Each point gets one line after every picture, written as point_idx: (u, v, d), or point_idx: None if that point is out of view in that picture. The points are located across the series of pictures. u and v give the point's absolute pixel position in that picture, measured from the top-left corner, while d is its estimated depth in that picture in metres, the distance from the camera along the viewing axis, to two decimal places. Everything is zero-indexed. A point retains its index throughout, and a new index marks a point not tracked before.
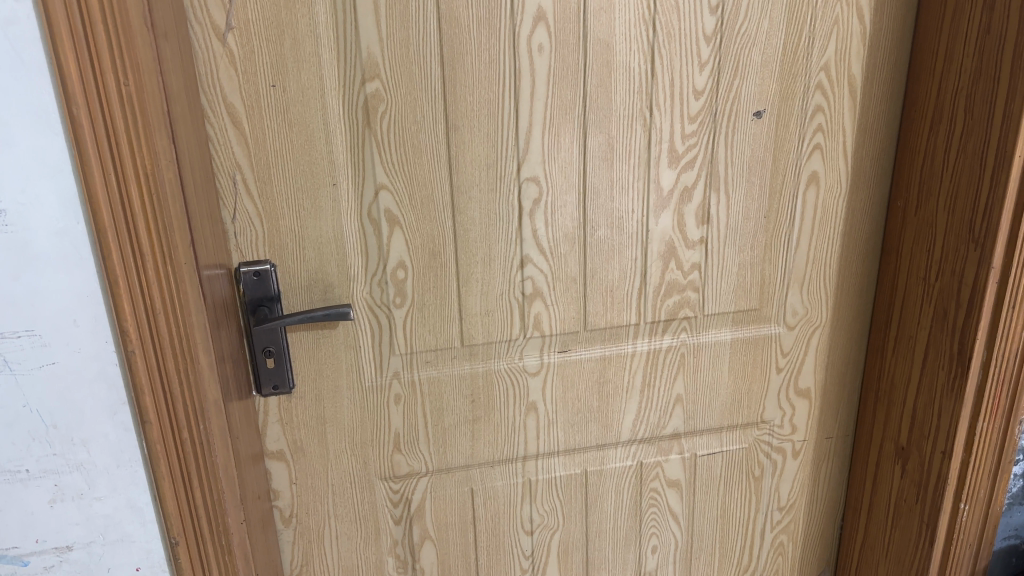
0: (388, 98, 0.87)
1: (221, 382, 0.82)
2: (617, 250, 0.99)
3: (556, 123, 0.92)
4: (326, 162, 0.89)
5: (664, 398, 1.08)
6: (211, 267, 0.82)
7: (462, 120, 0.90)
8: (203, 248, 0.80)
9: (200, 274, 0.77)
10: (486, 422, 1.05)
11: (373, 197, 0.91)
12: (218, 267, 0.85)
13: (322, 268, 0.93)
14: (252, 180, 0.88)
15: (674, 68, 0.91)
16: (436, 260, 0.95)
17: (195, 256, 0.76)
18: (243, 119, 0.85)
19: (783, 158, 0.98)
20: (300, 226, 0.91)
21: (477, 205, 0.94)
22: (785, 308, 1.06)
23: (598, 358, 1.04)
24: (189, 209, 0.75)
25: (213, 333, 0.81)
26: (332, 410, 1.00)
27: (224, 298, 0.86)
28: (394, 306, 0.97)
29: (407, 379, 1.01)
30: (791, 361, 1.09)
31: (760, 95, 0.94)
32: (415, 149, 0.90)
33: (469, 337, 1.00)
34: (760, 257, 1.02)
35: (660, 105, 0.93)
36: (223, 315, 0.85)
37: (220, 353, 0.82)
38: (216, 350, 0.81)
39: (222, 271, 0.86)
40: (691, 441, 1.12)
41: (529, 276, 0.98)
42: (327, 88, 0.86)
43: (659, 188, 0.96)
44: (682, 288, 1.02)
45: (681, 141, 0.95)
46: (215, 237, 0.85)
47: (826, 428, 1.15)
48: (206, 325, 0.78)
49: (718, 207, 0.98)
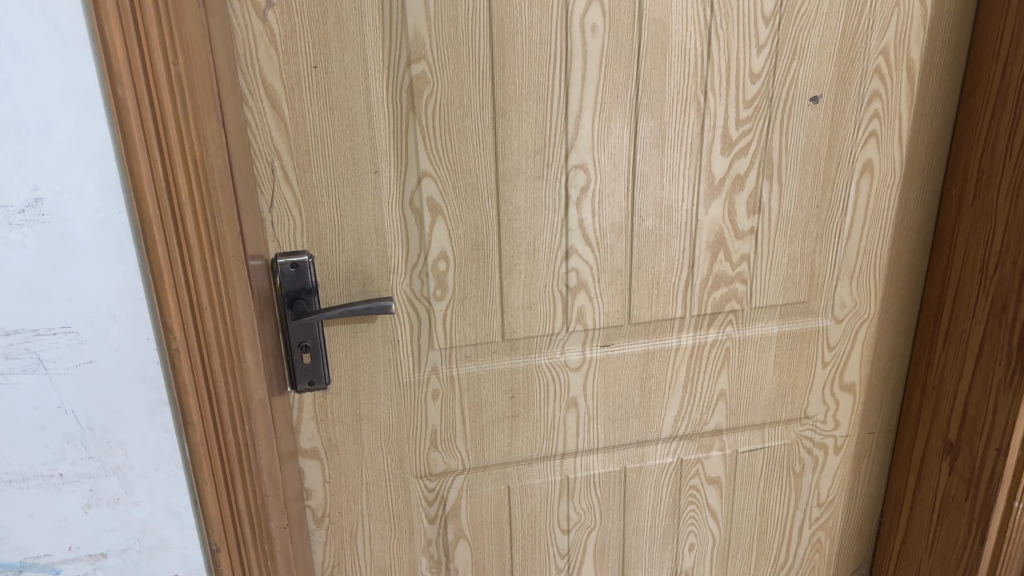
0: (434, 81, 0.83)
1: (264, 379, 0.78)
2: (665, 241, 0.95)
3: (607, 107, 0.87)
4: (368, 148, 0.84)
5: (708, 393, 1.05)
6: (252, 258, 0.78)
7: (510, 104, 0.85)
8: (246, 237, 0.75)
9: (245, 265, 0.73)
10: (525, 418, 1.01)
11: (415, 184, 0.87)
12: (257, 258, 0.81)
13: (361, 258, 0.89)
14: (291, 166, 0.83)
15: (731, 50, 0.87)
16: (479, 251, 0.91)
17: (242, 248, 0.72)
18: (282, 102, 0.81)
19: (837, 145, 0.94)
20: (340, 215, 0.87)
21: (523, 193, 0.90)
22: (833, 301, 1.02)
23: (642, 353, 1.01)
24: (236, 198, 0.71)
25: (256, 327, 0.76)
26: (368, 407, 0.96)
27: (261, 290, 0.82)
28: (434, 299, 0.93)
29: (445, 374, 0.97)
30: (837, 355, 1.06)
31: (817, 80, 0.91)
32: (460, 134, 0.86)
33: (510, 331, 0.96)
34: (810, 248, 0.99)
35: (714, 89, 0.89)
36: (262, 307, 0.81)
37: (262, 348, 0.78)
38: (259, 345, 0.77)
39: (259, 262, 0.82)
40: (733, 437, 1.08)
41: (573, 267, 0.94)
42: (371, 69, 0.82)
43: (710, 176, 0.93)
44: (730, 280, 0.99)
45: (734, 127, 0.91)
46: (254, 226, 0.80)
47: (868, 423, 1.12)
48: (250, 320, 0.74)
49: (770, 196, 0.95)
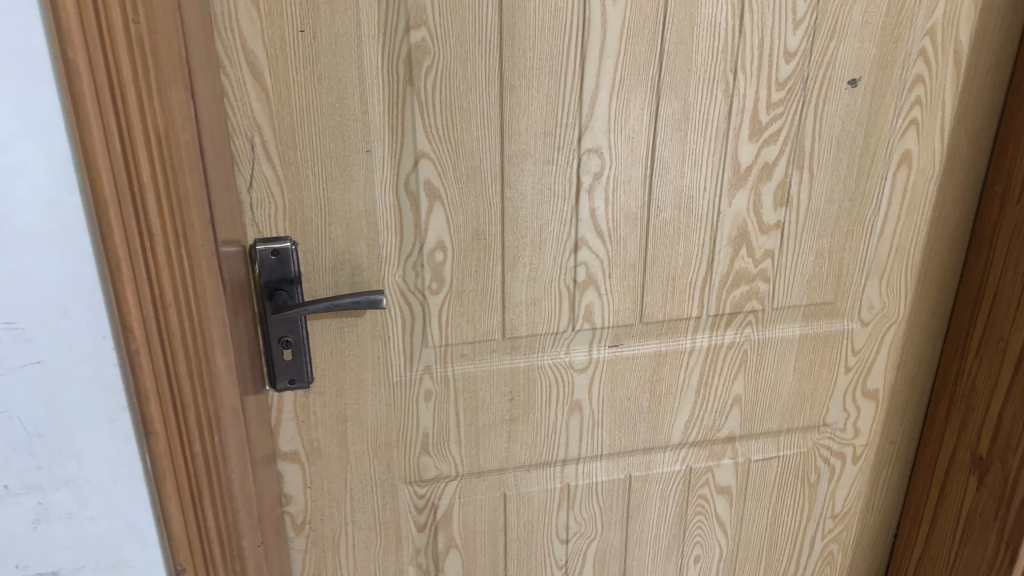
0: (435, 51, 0.74)
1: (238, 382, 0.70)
2: (684, 234, 0.87)
3: (627, 84, 0.79)
4: (360, 125, 0.76)
5: (722, 398, 0.97)
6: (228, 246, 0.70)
7: (519, 79, 0.77)
8: (219, 222, 0.67)
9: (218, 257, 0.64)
10: (525, 422, 0.93)
11: (411, 166, 0.79)
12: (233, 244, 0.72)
13: (350, 247, 0.81)
14: (273, 142, 0.75)
15: (765, 25, 0.79)
16: (480, 241, 0.83)
17: (214, 237, 0.63)
18: (264, 69, 0.72)
19: (875, 134, 0.86)
20: (327, 198, 0.78)
21: (530, 179, 0.81)
22: (861, 302, 0.95)
23: (653, 354, 0.93)
24: (207, 180, 0.62)
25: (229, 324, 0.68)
26: (355, 408, 0.88)
27: (237, 278, 0.74)
28: (429, 293, 0.85)
29: (439, 374, 0.89)
30: (861, 360, 0.99)
31: (857, 61, 0.83)
32: (462, 111, 0.77)
33: (512, 328, 0.88)
34: (838, 245, 0.91)
35: (745, 68, 0.80)
36: (237, 299, 0.73)
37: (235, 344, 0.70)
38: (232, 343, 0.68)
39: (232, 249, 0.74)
40: (746, 444, 1.01)
41: (583, 261, 0.86)
42: (364, 36, 0.73)
43: (736, 164, 0.84)
44: (752, 278, 0.91)
45: (764, 111, 0.82)
46: (229, 210, 0.72)
47: (890, 431, 1.05)
48: (221, 318, 0.65)
49: (799, 187, 0.87)
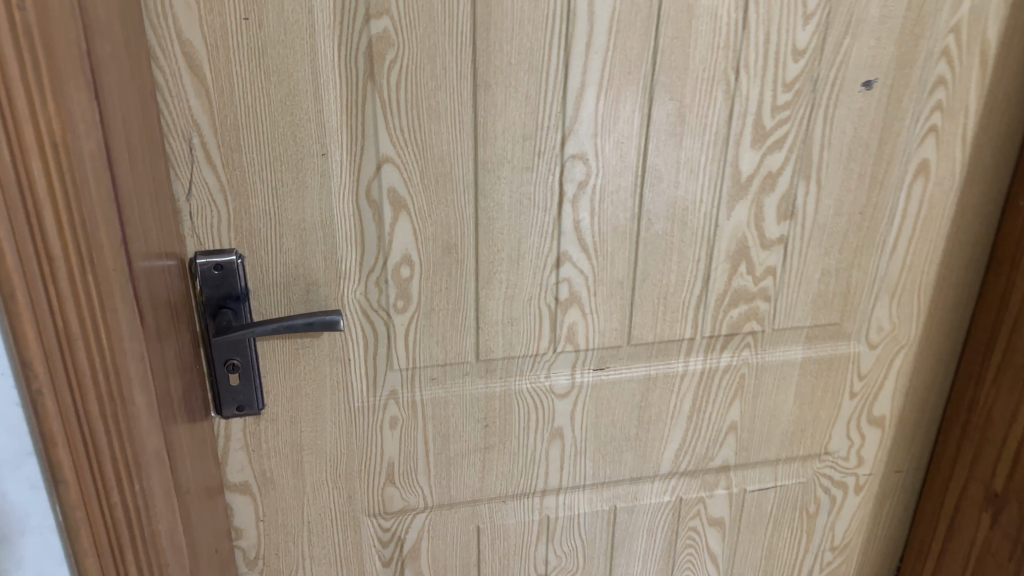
0: (399, 43, 0.66)
1: (162, 419, 0.61)
2: (677, 249, 0.79)
3: (616, 83, 0.70)
4: (314, 124, 0.67)
5: (716, 425, 0.89)
6: (154, 263, 0.61)
7: (495, 76, 0.68)
8: (141, 238, 0.58)
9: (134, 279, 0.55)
10: (500, 451, 0.85)
11: (373, 172, 0.70)
12: (164, 257, 0.64)
13: (304, 260, 0.72)
14: (214, 144, 0.66)
15: (772, 19, 0.70)
16: (451, 255, 0.75)
17: (129, 256, 0.54)
18: (204, 61, 0.63)
19: (890, 141, 0.78)
20: (277, 207, 0.70)
21: (507, 187, 0.73)
22: (869, 324, 0.87)
23: (642, 379, 0.84)
24: (119, 192, 0.53)
25: (153, 349, 0.59)
26: (311, 435, 0.80)
27: (172, 296, 0.66)
28: (394, 311, 0.76)
29: (406, 399, 0.81)
30: (868, 385, 0.91)
31: (873, 61, 0.74)
32: (431, 112, 0.69)
33: (486, 350, 0.80)
34: (846, 262, 0.83)
35: (748, 67, 0.72)
36: (170, 318, 0.65)
37: (162, 369, 0.62)
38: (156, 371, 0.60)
39: (169, 263, 0.65)
40: (741, 474, 0.93)
41: (565, 278, 0.78)
42: (318, 25, 0.64)
43: (736, 173, 0.76)
44: (752, 297, 0.82)
45: (769, 114, 0.74)
46: (159, 221, 0.63)
47: (896, 460, 0.98)
48: (139, 348, 0.56)
49: (805, 199, 0.79)
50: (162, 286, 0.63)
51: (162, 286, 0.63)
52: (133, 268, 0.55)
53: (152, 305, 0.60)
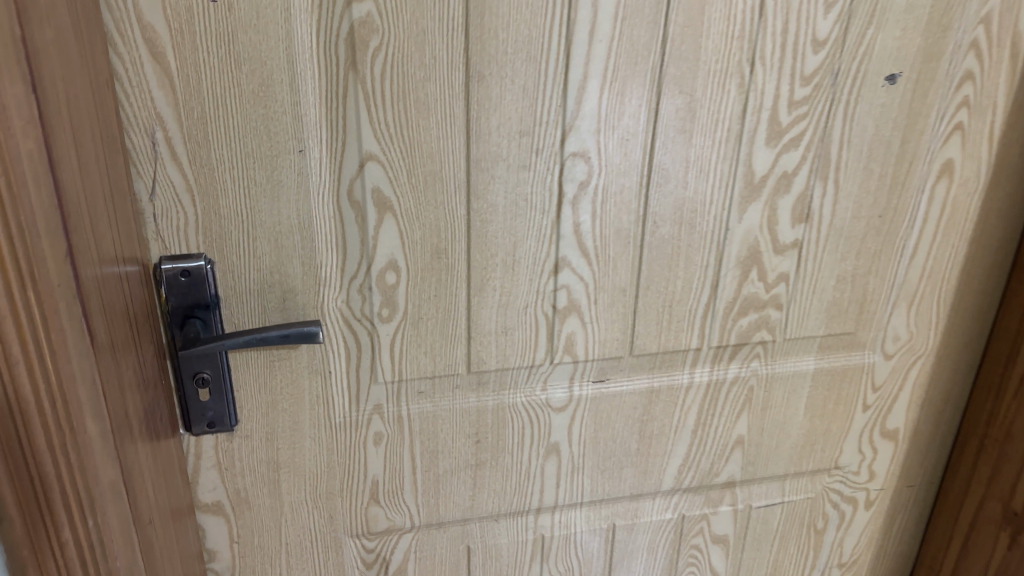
0: (384, 29, 0.60)
1: (118, 445, 0.54)
2: (684, 254, 0.73)
3: (621, 75, 0.65)
4: (290, 119, 0.61)
5: (722, 440, 0.84)
6: (106, 271, 0.54)
7: (490, 66, 0.62)
8: (91, 246, 0.51)
9: (82, 294, 0.49)
10: (492, 468, 0.80)
11: (355, 170, 0.64)
12: (120, 262, 0.58)
13: (280, 266, 0.66)
14: (180, 139, 0.60)
15: (791, 7, 0.65)
16: (441, 260, 0.69)
17: (78, 267, 0.48)
18: (167, 48, 0.57)
19: (913, 140, 0.73)
20: (251, 209, 0.64)
21: (503, 187, 0.67)
22: (884, 333, 0.82)
23: (644, 391, 0.79)
24: (64, 197, 0.46)
25: (106, 367, 0.53)
26: (289, 452, 0.74)
27: (131, 305, 0.60)
28: (379, 320, 0.71)
29: (391, 414, 0.75)
30: (882, 397, 0.86)
31: (897, 53, 0.69)
32: (419, 105, 0.63)
33: (478, 362, 0.74)
34: (863, 268, 0.78)
35: (764, 59, 0.66)
36: (128, 330, 0.59)
37: (117, 387, 0.55)
38: (109, 392, 0.53)
39: (127, 270, 0.59)
40: (747, 490, 0.88)
41: (564, 285, 0.72)
42: (294, 9, 0.58)
43: (749, 173, 0.71)
44: (762, 305, 0.77)
45: (785, 110, 0.69)
46: (114, 224, 0.56)
47: (909, 474, 0.93)
48: (92, 369, 0.50)
49: (822, 201, 0.73)
50: (118, 294, 0.57)
51: (118, 295, 0.57)
52: (82, 281, 0.49)
53: (106, 317, 0.54)
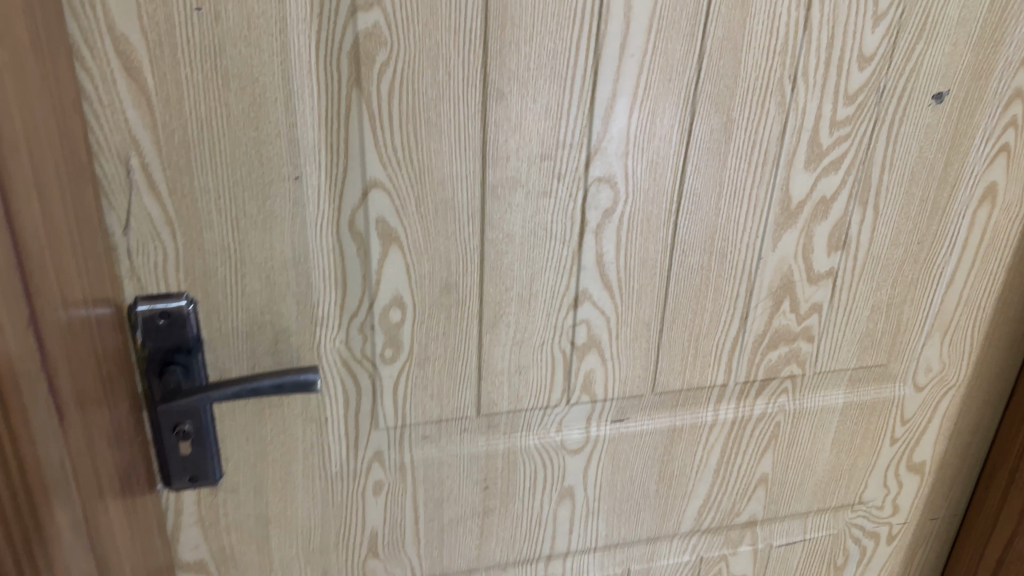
0: (393, 43, 0.53)
1: (84, 522, 0.46)
2: (714, 286, 0.67)
3: (652, 93, 0.58)
4: (285, 142, 0.54)
5: (745, 478, 0.79)
6: (72, 317, 0.47)
7: (510, 83, 0.56)
8: (54, 289, 0.44)
9: (43, 347, 0.41)
10: (501, 515, 0.73)
11: (358, 199, 0.57)
12: (87, 307, 0.50)
13: (272, 305, 0.59)
14: (158, 166, 0.52)
15: (837, 20, 0.59)
16: (451, 295, 0.63)
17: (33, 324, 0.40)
18: (143, 63, 0.49)
19: (956, 163, 0.68)
20: (239, 242, 0.56)
21: (520, 215, 0.61)
22: (917, 364, 0.77)
23: (666, 431, 0.73)
24: (20, 245, 0.38)
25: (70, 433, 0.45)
26: (280, 505, 0.67)
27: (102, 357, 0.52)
28: (381, 362, 0.64)
29: (393, 461, 0.68)
30: (910, 430, 0.81)
31: (947, 70, 0.63)
32: (430, 127, 0.56)
33: (489, 403, 0.68)
34: (898, 297, 0.73)
35: (808, 75, 0.60)
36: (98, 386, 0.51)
37: (86, 453, 0.48)
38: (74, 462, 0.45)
39: (99, 314, 0.51)
40: (768, 528, 0.83)
41: (583, 319, 0.66)
42: (291, 18, 0.50)
43: (786, 199, 0.65)
44: (793, 337, 0.72)
45: (827, 131, 0.63)
46: (82, 263, 0.49)
47: (932, 506, 0.88)
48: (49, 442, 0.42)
49: (860, 227, 0.68)
50: (88, 342, 0.49)
51: (87, 344, 0.49)
52: (42, 330, 0.41)
53: (72, 371, 0.46)
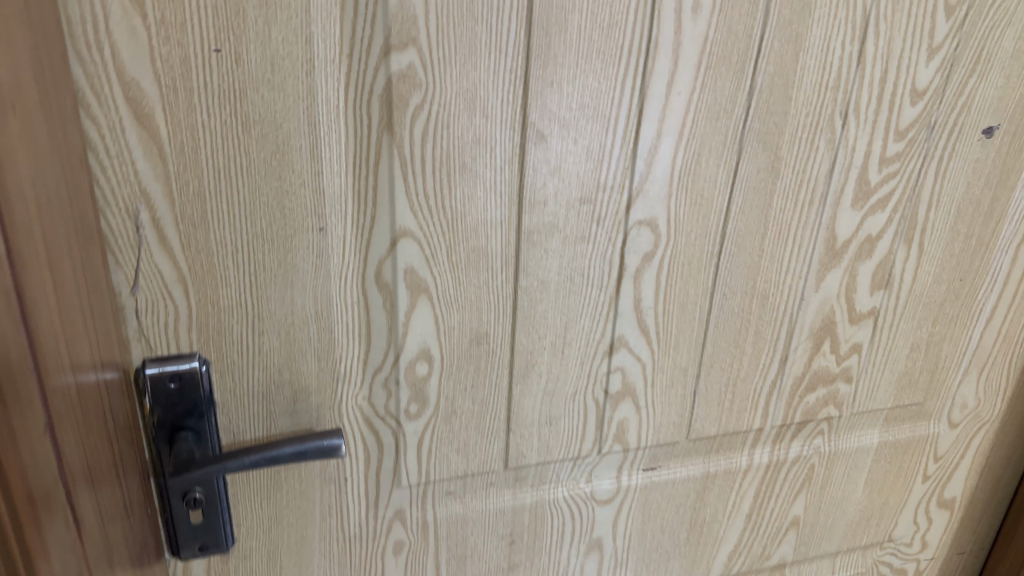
0: (428, 83, 0.48)
1: None
2: (755, 329, 0.64)
3: (699, 132, 0.55)
4: (309, 191, 0.49)
5: (777, 521, 0.75)
6: (78, 382, 0.42)
7: (550, 124, 0.52)
8: (61, 355, 0.39)
9: (53, 426, 0.36)
10: (527, 569, 0.70)
11: (385, 249, 0.53)
12: (93, 376, 0.45)
13: (291, 363, 0.55)
14: (170, 219, 0.48)
15: (892, 53, 0.56)
16: (481, 345, 0.58)
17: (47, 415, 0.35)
18: (156, 109, 0.44)
19: (1004, 198, 0.65)
20: (257, 298, 0.52)
21: (556, 262, 0.57)
22: (953, 402, 0.75)
23: (699, 477, 0.70)
24: (32, 329, 0.34)
25: (82, 523, 0.40)
26: (295, 570, 0.63)
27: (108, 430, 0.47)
28: (406, 418, 0.59)
29: (415, 519, 0.64)
30: (943, 467, 0.79)
31: (999, 103, 0.60)
32: (464, 171, 0.52)
33: (517, 457, 0.64)
34: (938, 334, 0.70)
35: (859, 111, 0.57)
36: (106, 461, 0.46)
37: (97, 541, 0.43)
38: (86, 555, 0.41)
39: (100, 378, 0.46)
40: (797, 570, 0.80)
41: (619, 367, 0.62)
42: (318, 59, 0.46)
43: (831, 238, 0.62)
44: (832, 379, 0.69)
45: (875, 168, 0.60)
46: (86, 321, 0.44)
47: (960, 541, 0.85)
48: (66, 541, 0.37)
49: (903, 265, 0.65)
50: (92, 409, 0.44)
51: (92, 410, 0.44)
52: (53, 406, 0.36)
53: (79, 444, 0.41)
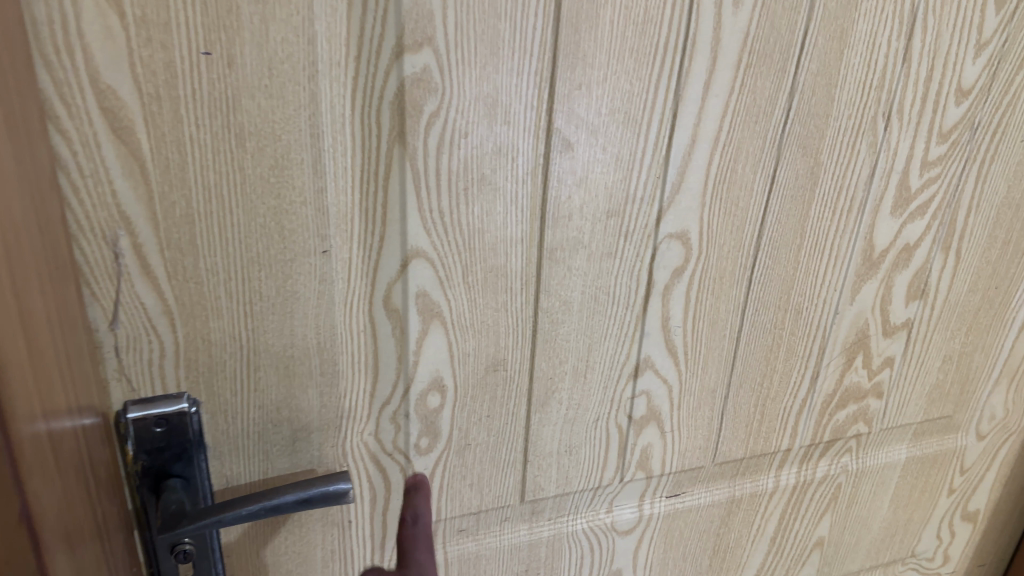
0: (445, 88, 0.43)
1: None
2: (786, 345, 0.60)
3: (736, 137, 0.50)
4: (311, 210, 0.44)
5: (801, 543, 0.72)
6: (55, 430, 0.34)
7: (578, 131, 0.47)
8: (32, 398, 0.31)
9: (24, 487, 0.29)
10: None
11: (395, 272, 0.47)
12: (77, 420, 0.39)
13: (291, 400, 0.49)
14: (154, 245, 0.42)
15: (939, 49, 0.52)
16: (497, 371, 0.53)
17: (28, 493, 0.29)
18: (137, 121, 0.39)
19: None
20: (253, 330, 0.46)
21: (581, 280, 0.52)
22: (982, 413, 0.71)
23: (724, 502, 0.66)
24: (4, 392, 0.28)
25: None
26: None
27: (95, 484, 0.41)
28: (416, 454, 0.54)
29: None
30: (969, 479, 0.75)
31: None
32: (483, 184, 0.47)
33: (534, 489, 0.59)
34: (971, 344, 0.67)
35: (902, 112, 0.53)
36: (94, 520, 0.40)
37: None
38: None
39: (80, 425, 0.39)
40: None
41: (644, 391, 0.58)
42: (322, 63, 0.41)
43: (868, 248, 0.58)
44: (863, 395, 0.65)
45: (917, 172, 0.56)
46: (58, 360, 0.37)
47: (981, 554, 0.82)
48: None
49: (940, 274, 0.62)
50: (74, 459, 0.37)
51: (73, 461, 0.37)
52: (24, 459, 0.29)
53: (61, 500, 0.34)
